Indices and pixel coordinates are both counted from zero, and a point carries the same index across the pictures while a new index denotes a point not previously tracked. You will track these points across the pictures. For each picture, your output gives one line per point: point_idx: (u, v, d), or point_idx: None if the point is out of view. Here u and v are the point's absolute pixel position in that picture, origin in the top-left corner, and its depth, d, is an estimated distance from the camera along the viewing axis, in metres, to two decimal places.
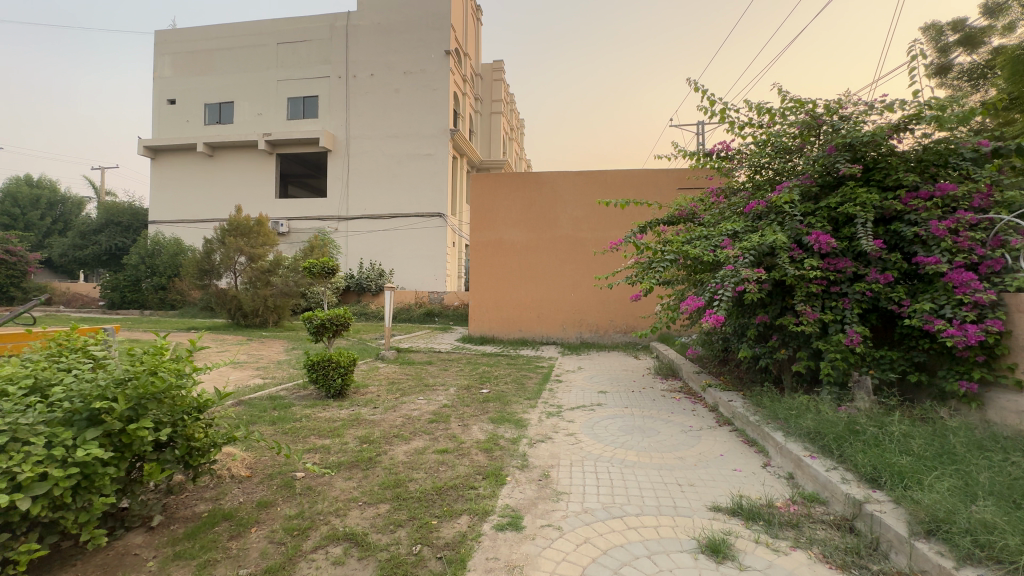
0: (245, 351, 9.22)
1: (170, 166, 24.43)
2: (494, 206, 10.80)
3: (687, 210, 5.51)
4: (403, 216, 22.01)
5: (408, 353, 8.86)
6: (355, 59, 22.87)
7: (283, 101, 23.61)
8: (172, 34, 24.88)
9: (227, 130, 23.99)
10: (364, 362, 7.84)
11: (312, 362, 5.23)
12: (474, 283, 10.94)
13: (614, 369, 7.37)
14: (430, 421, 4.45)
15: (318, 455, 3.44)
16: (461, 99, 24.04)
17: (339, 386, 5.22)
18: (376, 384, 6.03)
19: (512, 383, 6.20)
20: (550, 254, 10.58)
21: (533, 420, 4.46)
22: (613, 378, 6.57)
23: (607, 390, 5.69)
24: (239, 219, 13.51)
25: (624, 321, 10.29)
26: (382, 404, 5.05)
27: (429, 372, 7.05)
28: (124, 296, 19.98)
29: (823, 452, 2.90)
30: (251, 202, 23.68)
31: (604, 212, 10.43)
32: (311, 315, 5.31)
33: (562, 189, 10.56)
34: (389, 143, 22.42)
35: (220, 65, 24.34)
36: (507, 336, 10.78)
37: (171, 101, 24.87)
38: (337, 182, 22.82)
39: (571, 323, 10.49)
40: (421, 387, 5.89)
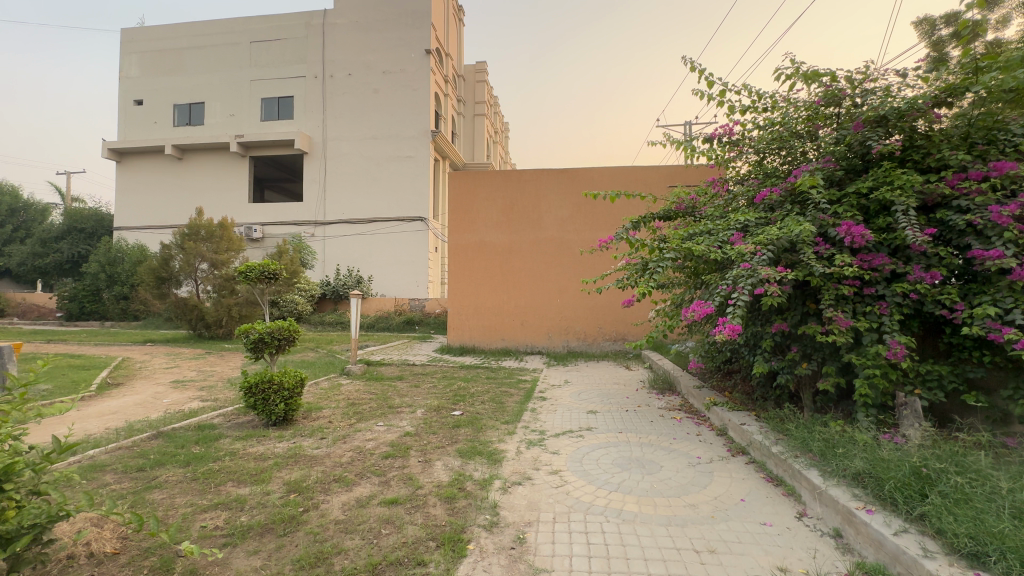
0: (196, 367, 8.30)
1: (137, 169, 23.27)
2: (473, 206, 10.09)
3: (686, 203, 4.88)
4: (383, 220, 21.16)
5: (378, 368, 8.04)
6: (332, 58, 22.05)
7: (257, 101, 22.66)
8: (140, 33, 23.78)
9: (197, 132, 22.90)
10: (325, 379, 6.99)
11: (250, 385, 4.40)
12: (453, 288, 10.17)
13: (603, 383, 6.67)
14: (385, 456, 3.65)
15: (223, 515, 2.62)
16: (443, 100, 23.35)
17: (281, 414, 4.40)
18: (331, 407, 5.21)
19: (489, 402, 5.44)
20: (535, 257, 9.88)
21: (510, 453, 3.70)
22: (604, 394, 5.85)
23: (598, 410, 4.97)
24: (197, 222, 12.47)
25: (613, 328, 9.61)
26: (331, 433, 4.24)
27: (397, 390, 6.26)
28: (83, 306, 18.76)
29: (884, 504, 2.21)
30: (223, 206, 22.60)
31: (591, 211, 9.78)
32: (248, 328, 4.41)
33: (547, 188, 9.88)
34: (368, 145, 21.59)
35: (190, 65, 23.31)
36: (488, 346, 10.03)
37: (138, 101, 23.72)
38: (314, 186, 21.89)
39: (557, 332, 9.78)
40: (384, 410, 5.10)
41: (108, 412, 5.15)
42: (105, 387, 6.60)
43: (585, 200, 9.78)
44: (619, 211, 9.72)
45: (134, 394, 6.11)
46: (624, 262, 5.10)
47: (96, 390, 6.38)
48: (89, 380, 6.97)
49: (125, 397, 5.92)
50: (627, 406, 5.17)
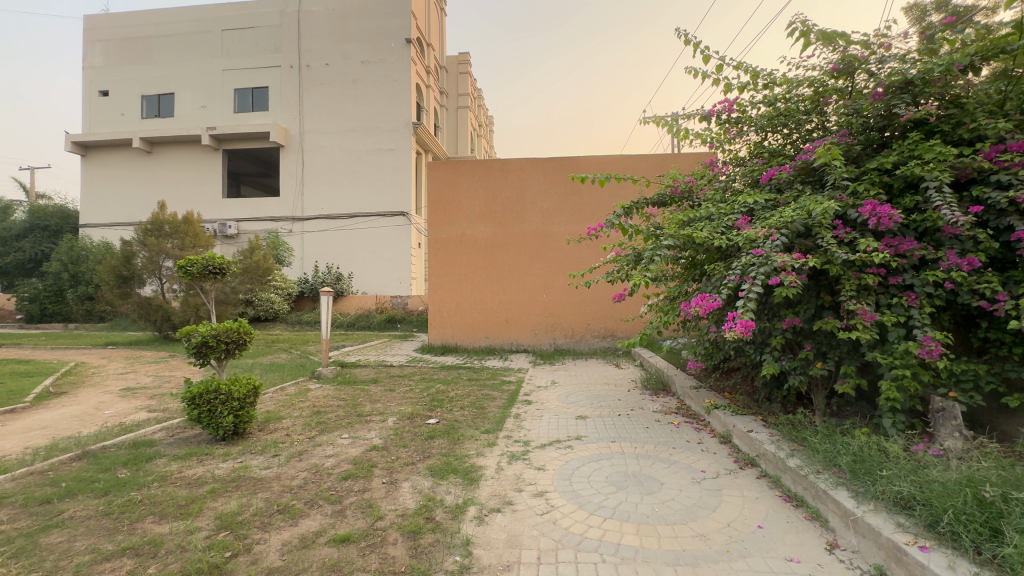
0: (155, 372, 7.67)
1: (103, 164, 22.20)
2: (454, 197, 9.57)
3: (682, 187, 4.44)
4: (363, 215, 20.48)
5: (352, 370, 7.50)
6: (308, 48, 21.22)
7: (230, 92, 21.73)
8: (104, 20, 22.60)
9: (166, 124, 21.89)
10: (292, 384, 6.43)
11: (192, 395, 3.83)
12: (433, 285, 9.66)
13: (592, 383, 6.24)
14: (343, 477, 3.14)
15: (128, 567, 2.10)
16: (425, 92, 22.69)
17: (229, 427, 3.86)
18: (292, 417, 4.68)
19: (469, 408, 4.95)
20: (519, 251, 9.41)
21: (490, 470, 3.23)
22: (594, 396, 5.42)
23: (587, 415, 4.54)
24: (160, 217, 11.68)
25: (602, 324, 9.21)
26: (288, 449, 3.72)
27: (369, 396, 5.74)
28: (45, 308, 17.78)
29: (944, 542, 1.80)
30: (195, 202, 21.69)
31: (577, 202, 9.35)
32: (190, 331, 3.84)
33: (531, 178, 9.42)
34: (347, 137, 20.85)
35: (159, 54, 22.26)
36: (471, 345, 9.55)
37: (103, 92, 22.57)
38: (291, 180, 21.10)
39: (544, 329, 9.34)
40: (353, 419, 4.59)
41: (36, 427, 4.54)
42: (45, 397, 5.98)
43: (572, 190, 9.35)
44: (607, 202, 9.30)
45: (74, 404, 5.50)
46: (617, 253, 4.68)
47: (33, 400, 5.75)
48: (28, 389, 6.32)
49: (63, 409, 5.31)
50: (619, 410, 4.74)
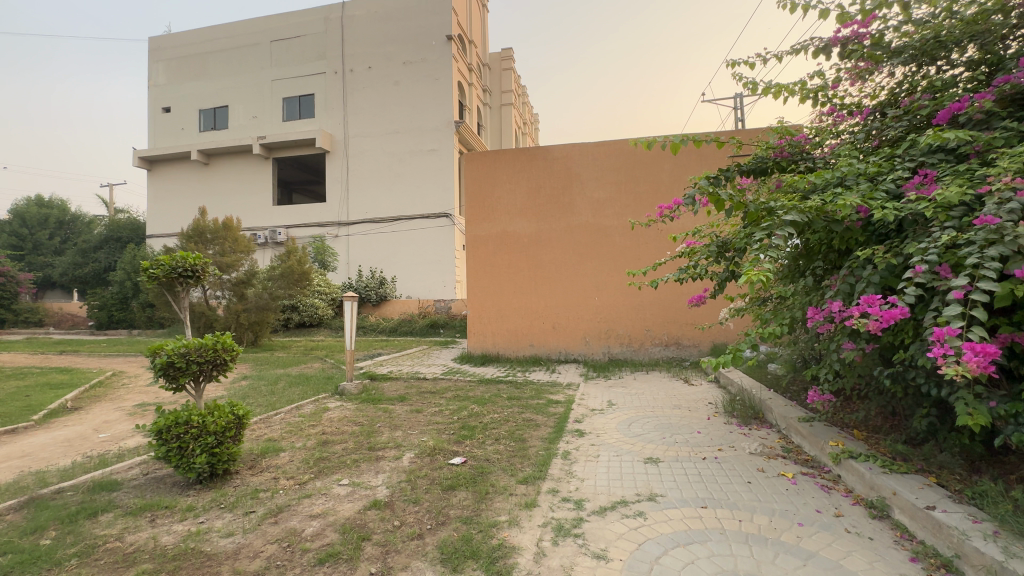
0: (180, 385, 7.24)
1: (166, 176, 23.24)
2: (494, 191, 8.67)
3: (789, 147, 3.26)
4: (407, 218, 20.11)
5: (380, 385, 6.72)
6: (351, 52, 21.19)
7: (278, 101, 22.10)
8: (165, 40, 23.72)
9: (221, 136, 22.60)
10: (310, 401, 5.70)
11: (160, 429, 3.08)
12: (471, 287, 8.77)
13: (659, 406, 5.04)
14: (318, 560, 2.22)
15: None
16: (468, 90, 22.14)
17: (203, 468, 3.08)
18: (292, 449, 3.88)
19: (506, 441, 3.95)
20: (567, 247, 8.35)
21: (525, 558, 2.19)
22: (664, 427, 4.24)
23: (659, 458, 3.41)
24: (201, 223, 11.61)
25: (665, 331, 7.98)
26: (267, 502, 2.87)
27: (391, 419, 4.87)
28: (112, 315, 18.61)
29: None
30: (247, 210, 22.22)
31: (633, 189, 8.18)
32: (157, 348, 3.08)
33: (580, 166, 8.36)
34: (389, 140, 20.61)
35: (214, 69, 23.07)
36: (515, 354, 8.55)
37: (166, 109, 23.68)
38: (336, 185, 21.10)
39: (596, 336, 8.21)
40: (362, 455, 3.73)
41: (16, 455, 4.00)
42: (58, 414, 5.58)
43: (628, 177, 8.20)
44: (670, 189, 8.05)
45: (78, 424, 5.01)
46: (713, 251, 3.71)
47: (43, 418, 5.34)
48: (47, 404, 6.00)
49: (62, 430, 4.82)
50: (701, 449, 3.57)
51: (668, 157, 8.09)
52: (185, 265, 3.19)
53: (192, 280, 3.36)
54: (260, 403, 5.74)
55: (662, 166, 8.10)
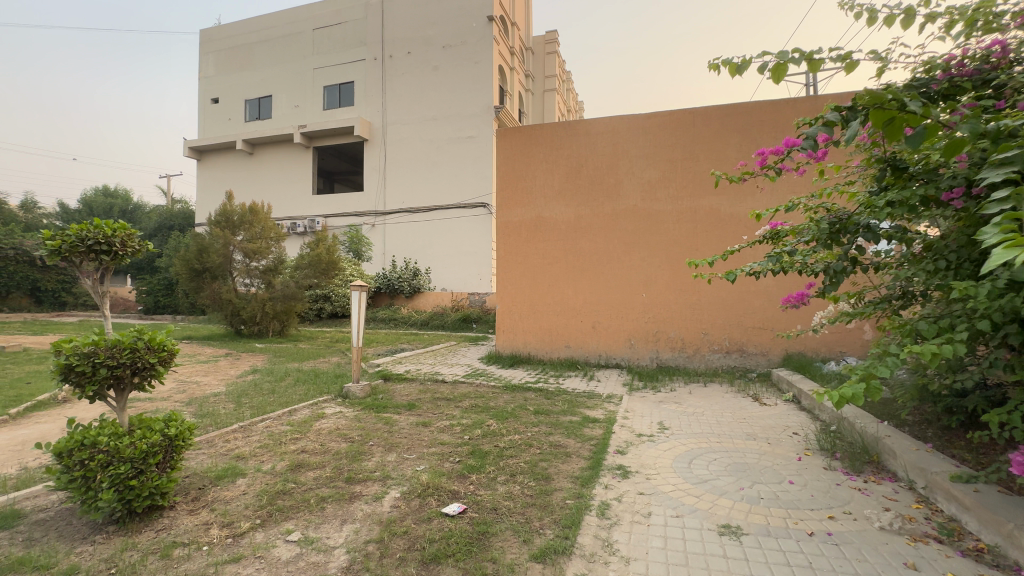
0: (183, 377, 6.69)
1: (214, 166, 23.69)
2: (528, 172, 7.70)
3: (970, 63, 2.18)
4: (443, 208, 19.46)
5: (392, 387, 5.92)
6: (391, 37, 20.68)
7: (319, 90, 21.98)
8: (215, 32, 24.14)
9: (265, 125, 22.76)
10: (306, 405, 4.94)
11: (62, 452, 2.32)
12: (501, 278, 7.85)
13: (727, 435, 3.90)
14: None
15: None
16: (509, 75, 21.19)
17: (112, 507, 2.31)
18: (253, 475, 3.07)
19: (523, 479, 3.00)
20: (611, 236, 7.26)
21: None
22: (740, 469, 3.13)
23: (742, 528, 2.34)
24: (228, 208, 11.27)
25: (725, 335, 6.76)
26: (176, 569, 2.05)
27: (390, 434, 4.01)
28: (157, 301, 19.03)
29: None
30: (288, 199, 22.27)
31: (691, 168, 6.96)
32: (60, 346, 2.30)
33: (629, 142, 7.22)
34: (427, 127, 19.98)
35: (259, 59, 23.25)
36: (548, 356, 7.57)
37: (214, 99, 24.13)
38: (374, 174, 20.74)
39: (643, 339, 7.09)
40: (335, 489, 2.87)
41: None
42: (43, 407, 5.10)
43: (686, 155, 6.98)
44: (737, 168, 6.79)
45: (49, 422, 4.46)
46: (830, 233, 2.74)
47: (24, 410, 4.87)
48: (39, 393, 5.56)
49: (29, 428, 4.27)
50: (802, 516, 2.46)
51: (735, 129, 6.80)
52: (96, 235, 3.36)
53: (108, 249, 3.49)
54: (251, 405, 5.04)
55: (727, 141, 6.82)
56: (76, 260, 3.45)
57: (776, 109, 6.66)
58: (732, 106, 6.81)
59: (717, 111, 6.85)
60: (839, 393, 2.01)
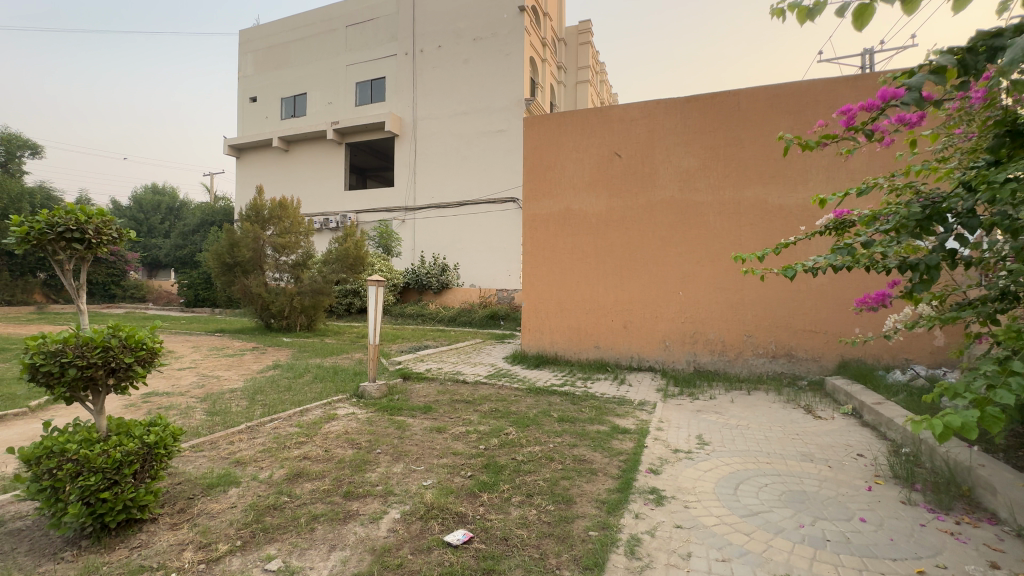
0: (205, 372, 6.64)
1: (251, 163, 24.29)
2: (557, 162, 7.29)
3: None
4: (473, 203, 19.23)
5: (410, 387, 5.65)
6: (422, 31, 20.57)
7: (352, 86, 22.14)
8: (253, 32, 24.71)
9: (300, 122, 23.12)
10: (319, 404, 4.72)
11: (32, 460, 2.11)
12: (527, 274, 7.47)
13: (778, 454, 3.41)
14: None
15: None
16: (541, 67, 20.73)
17: (81, 521, 2.09)
18: (247, 484, 2.83)
19: (541, 503, 2.63)
20: (645, 230, 6.76)
21: None
22: (799, 499, 2.66)
23: None
24: (259, 202, 11.35)
25: (771, 338, 6.16)
26: None
27: (400, 441, 3.72)
28: (197, 294, 19.64)
29: None
30: (321, 195, 22.58)
31: (734, 156, 6.38)
32: (31, 343, 2.09)
33: (666, 127, 6.69)
34: (457, 121, 19.77)
35: (294, 57, 23.63)
36: (576, 357, 7.15)
37: (252, 98, 24.72)
38: (404, 169, 20.72)
39: (679, 340, 6.57)
40: (329, 505, 2.58)
41: None
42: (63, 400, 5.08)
43: (730, 140, 6.40)
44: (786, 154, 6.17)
45: (64, 417, 4.39)
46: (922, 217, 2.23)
47: (44, 404, 4.85)
48: None
49: (43, 423, 4.20)
50: (882, 569, 2.01)
51: (786, 111, 6.17)
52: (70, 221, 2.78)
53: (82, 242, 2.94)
54: (263, 403, 4.86)
55: (777, 124, 6.20)
56: (48, 249, 2.90)
57: (833, 88, 5.99)
58: (782, 87, 6.19)
59: (765, 92, 6.24)
60: (944, 422, 1.62)
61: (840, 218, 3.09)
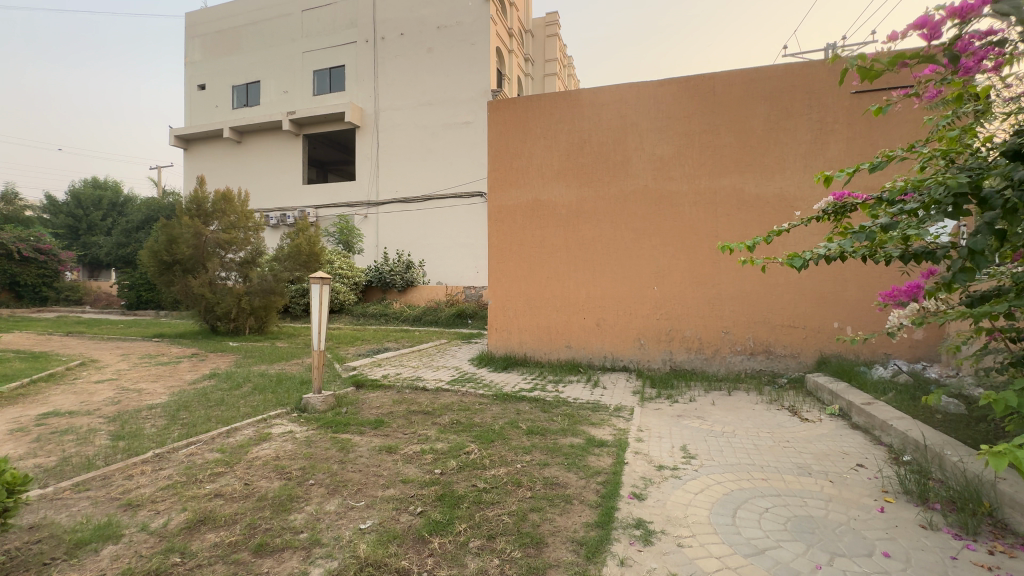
0: (127, 384, 5.82)
1: (201, 156, 22.77)
2: (525, 149, 6.80)
3: None
4: (438, 197, 18.55)
5: (363, 397, 5.04)
6: (383, 18, 19.66)
7: (309, 75, 20.99)
8: (201, 15, 23.12)
9: (253, 112, 21.79)
10: (251, 423, 4.07)
11: None
12: (494, 269, 6.96)
13: (773, 468, 3.02)
14: None
15: None
16: (508, 58, 20.19)
17: None
18: (129, 539, 2.22)
19: (505, 551, 2.12)
20: (617, 221, 6.36)
21: None
22: (808, 529, 2.26)
23: None
24: (200, 194, 10.38)
25: (749, 333, 5.88)
26: None
27: (341, 466, 3.15)
28: (140, 296, 18.19)
29: None
30: (277, 189, 21.37)
31: (710, 143, 6.05)
32: None
33: (638, 113, 6.30)
34: (422, 112, 19.01)
35: (246, 43, 22.24)
36: (546, 358, 6.70)
37: (201, 86, 23.16)
38: (365, 163, 19.80)
39: (654, 338, 6.21)
40: (230, 568, 2.00)
41: None
42: None
43: (706, 127, 6.06)
44: (763, 142, 5.88)
45: None
46: (963, 198, 1.88)
47: None
48: None
49: None
50: None
51: (762, 96, 5.87)
52: None
53: None
54: (185, 422, 4.16)
55: (753, 110, 5.90)
56: None
57: (809, 72, 5.72)
58: (759, 71, 5.88)
59: (741, 76, 5.93)
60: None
61: (839, 202, 2.70)
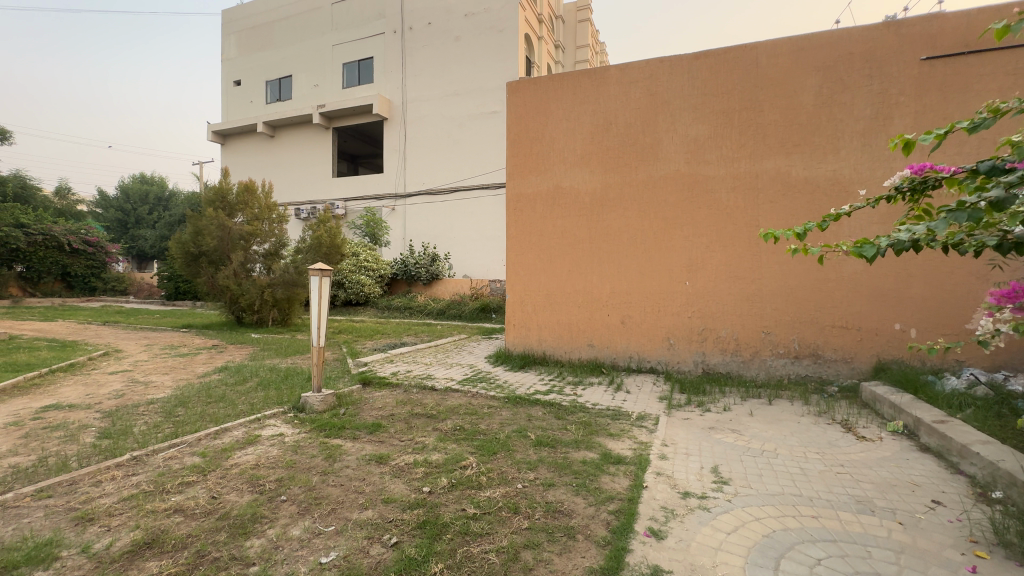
0: (138, 376, 5.75)
1: (236, 150, 23.28)
2: (546, 132, 6.33)
3: None
4: (465, 189, 18.28)
5: (366, 396, 4.75)
6: (410, 8, 19.41)
7: (338, 68, 21.03)
8: (237, 12, 23.55)
9: (285, 106, 22.06)
10: (242, 423, 3.82)
11: None
12: (513, 261, 6.55)
13: (824, 503, 2.50)
14: None
15: None
16: (537, 45, 19.59)
17: None
18: (61, 566, 1.94)
19: None
20: (646, 210, 5.82)
21: None
22: None
23: None
24: (224, 185, 10.39)
25: (792, 334, 5.25)
26: None
27: (320, 478, 2.82)
28: (179, 287, 18.77)
29: None
30: (308, 182, 21.61)
31: (750, 121, 5.42)
32: None
33: (671, 90, 5.72)
34: (449, 103, 18.71)
35: (279, 37, 22.48)
36: (567, 356, 6.25)
37: (237, 82, 23.63)
38: (393, 154, 19.70)
39: (685, 338, 5.66)
40: None
41: None
42: None
43: (746, 103, 5.42)
44: (814, 118, 5.20)
45: None
46: None
47: None
48: None
49: None
50: None
51: (813, 66, 5.19)
52: None
53: None
54: (177, 420, 3.96)
55: (802, 83, 5.22)
56: None
57: (869, 38, 5.01)
58: (810, 38, 5.20)
59: (788, 45, 5.27)
60: None
61: (918, 176, 2.12)
